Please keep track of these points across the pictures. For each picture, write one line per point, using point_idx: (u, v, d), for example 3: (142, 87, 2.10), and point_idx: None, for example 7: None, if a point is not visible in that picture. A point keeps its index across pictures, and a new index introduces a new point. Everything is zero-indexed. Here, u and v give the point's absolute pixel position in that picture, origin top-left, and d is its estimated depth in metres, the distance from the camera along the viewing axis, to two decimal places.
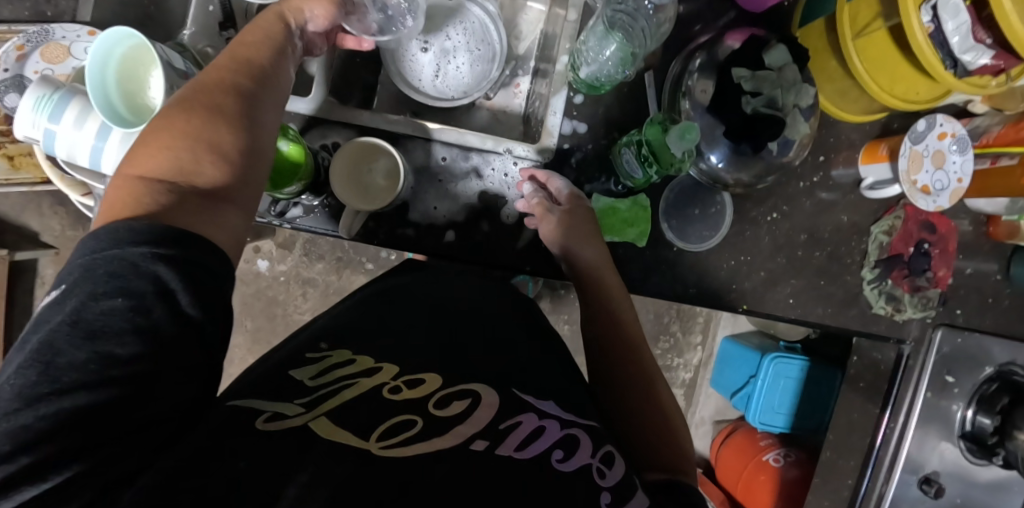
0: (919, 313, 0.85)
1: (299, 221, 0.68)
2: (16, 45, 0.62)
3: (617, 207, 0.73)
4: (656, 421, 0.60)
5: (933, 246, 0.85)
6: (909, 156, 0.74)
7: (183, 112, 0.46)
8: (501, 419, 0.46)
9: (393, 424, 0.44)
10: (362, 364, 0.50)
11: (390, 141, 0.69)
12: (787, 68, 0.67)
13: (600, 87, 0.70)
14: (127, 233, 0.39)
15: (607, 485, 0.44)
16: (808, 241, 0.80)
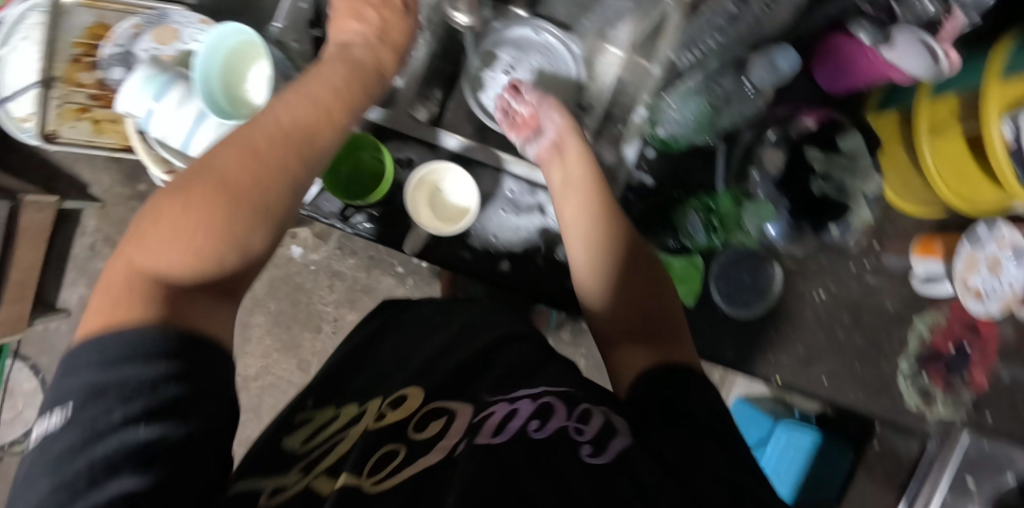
0: (949, 412, 0.84)
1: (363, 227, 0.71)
2: (134, 25, 0.74)
3: (671, 263, 0.76)
4: (647, 314, 0.59)
5: (973, 348, 0.84)
6: (964, 259, 0.74)
7: (197, 193, 0.46)
8: (474, 415, 0.52)
9: (375, 461, 0.48)
10: (345, 416, 0.57)
11: (463, 163, 0.72)
12: (861, 155, 0.69)
13: (673, 144, 0.75)
14: (138, 347, 0.39)
15: (585, 438, 0.47)
16: (850, 324, 0.80)
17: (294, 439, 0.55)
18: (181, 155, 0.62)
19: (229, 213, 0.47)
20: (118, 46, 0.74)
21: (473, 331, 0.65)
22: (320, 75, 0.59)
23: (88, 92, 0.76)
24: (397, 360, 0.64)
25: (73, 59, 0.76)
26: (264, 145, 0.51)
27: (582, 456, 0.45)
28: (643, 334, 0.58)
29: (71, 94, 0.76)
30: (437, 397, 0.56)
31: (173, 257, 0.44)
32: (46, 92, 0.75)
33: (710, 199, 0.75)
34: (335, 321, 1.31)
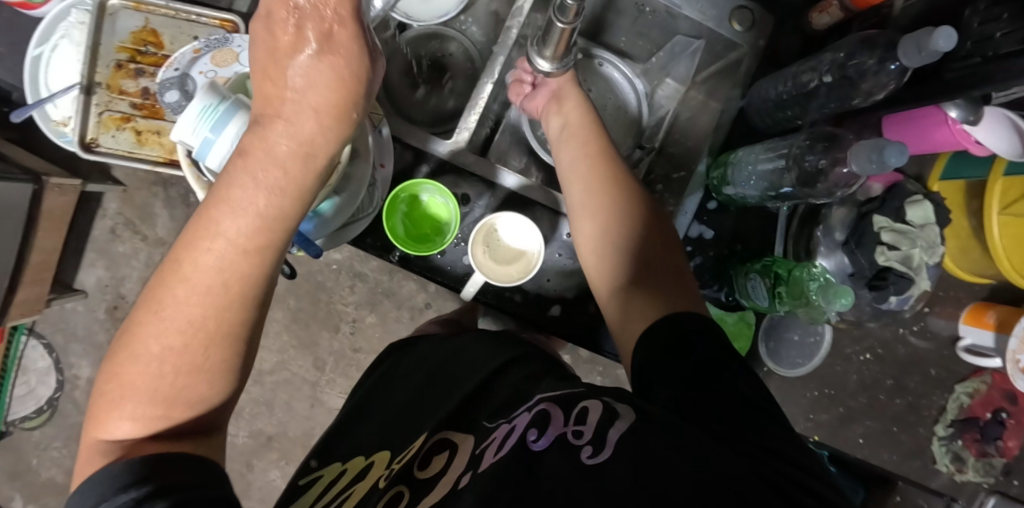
0: (979, 477, 0.84)
1: (416, 263, 0.70)
2: (194, 49, 0.67)
3: (723, 318, 0.74)
4: (640, 246, 0.56)
5: (1011, 416, 0.83)
6: (1020, 336, 0.73)
7: (143, 342, 0.44)
8: (478, 445, 0.50)
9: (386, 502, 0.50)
10: (353, 469, 0.59)
11: (523, 205, 0.70)
12: (929, 228, 0.68)
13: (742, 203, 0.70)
14: (112, 484, 0.40)
15: (585, 441, 0.42)
16: (893, 388, 0.80)
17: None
18: None
19: (176, 377, 0.44)
20: (174, 70, 0.67)
21: (464, 367, 0.65)
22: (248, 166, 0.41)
23: (131, 101, 0.75)
24: (394, 409, 0.64)
25: (116, 64, 0.75)
26: (179, 295, 0.43)
27: (582, 459, 0.41)
28: (640, 264, 0.55)
29: (113, 101, 0.74)
30: (444, 430, 0.56)
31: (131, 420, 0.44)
32: (87, 97, 0.74)
33: (778, 269, 0.66)
34: (355, 322, 1.13)
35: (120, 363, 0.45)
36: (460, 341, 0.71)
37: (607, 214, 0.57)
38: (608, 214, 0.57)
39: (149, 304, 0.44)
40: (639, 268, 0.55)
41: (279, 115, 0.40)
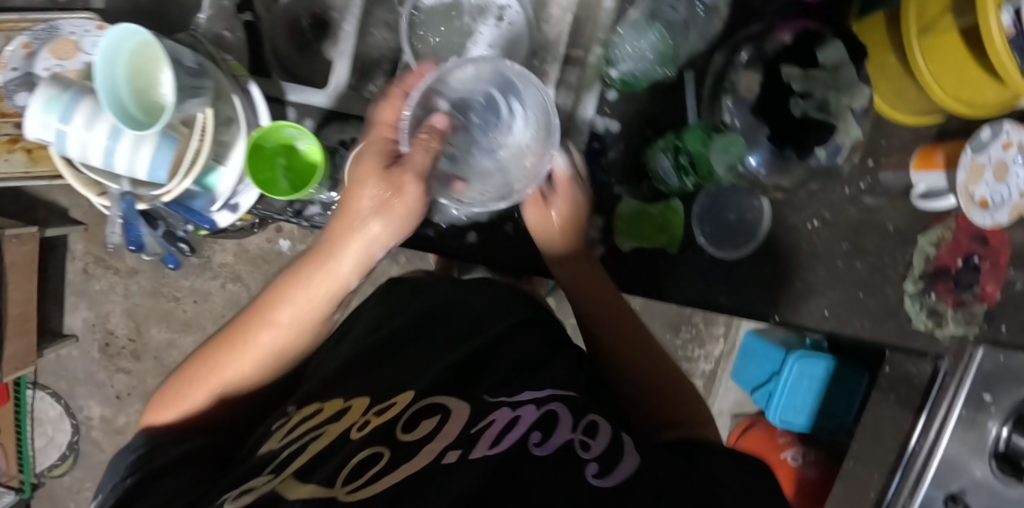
0: (962, 329, 0.81)
1: (316, 217, 0.72)
2: (26, 46, 0.77)
3: (648, 211, 0.75)
4: (628, 353, 0.73)
5: (983, 260, 0.80)
6: (968, 167, 0.69)
7: (215, 350, 0.65)
8: (471, 424, 0.54)
9: (362, 458, 0.51)
10: (327, 411, 0.60)
11: None
12: (844, 68, 0.66)
13: (635, 84, 0.74)
14: (178, 426, 0.63)
15: (592, 456, 0.51)
16: (849, 251, 0.77)
17: (271, 441, 0.58)
18: (110, 176, 0.65)
19: (233, 394, 0.65)
20: (17, 71, 0.77)
21: (468, 332, 0.70)
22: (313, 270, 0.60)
23: (11, 122, 0.80)
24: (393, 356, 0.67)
25: None
26: (251, 344, 0.63)
27: (587, 475, 0.49)
28: (629, 339, 0.74)
29: None
30: (431, 393, 0.58)
31: (193, 404, 0.64)
32: None
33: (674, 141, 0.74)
34: None
35: (207, 358, 0.65)
36: (466, 295, 0.77)
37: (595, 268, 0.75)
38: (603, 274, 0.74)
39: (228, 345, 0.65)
40: (626, 361, 0.73)
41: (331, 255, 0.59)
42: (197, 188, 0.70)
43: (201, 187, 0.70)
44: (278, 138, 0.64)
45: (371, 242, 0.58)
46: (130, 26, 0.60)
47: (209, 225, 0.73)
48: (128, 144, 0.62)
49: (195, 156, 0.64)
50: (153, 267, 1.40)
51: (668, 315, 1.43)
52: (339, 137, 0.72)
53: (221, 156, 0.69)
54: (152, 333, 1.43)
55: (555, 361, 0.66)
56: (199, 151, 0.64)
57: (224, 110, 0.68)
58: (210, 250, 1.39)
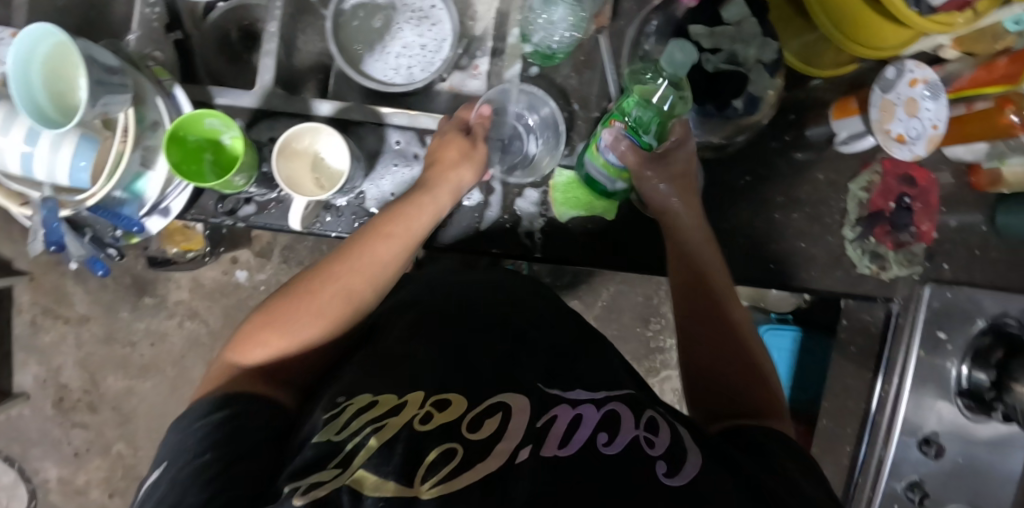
0: (906, 270, 0.82)
1: (253, 218, 0.72)
2: None
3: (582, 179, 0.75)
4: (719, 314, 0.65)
5: (914, 200, 0.83)
6: (880, 106, 0.72)
7: (299, 298, 0.59)
8: (536, 418, 0.49)
9: (439, 455, 0.45)
10: (384, 404, 0.48)
11: (340, 125, 0.74)
12: (746, 21, 0.69)
13: (553, 56, 0.76)
14: (247, 396, 0.53)
15: (658, 454, 0.47)
16: (785, 204, 0.80)
17: (327, 422, 0.47)
18: (32, 183, 0.65)
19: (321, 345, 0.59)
20: None
21: (519, 312, 0.65)
22: (406, 212, 0.65)
23: None
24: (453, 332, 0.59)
25: None
26: (347, 280, 0.60)
27: (659, 474, 0.46)
28: (699, 318, 0.66)
29: None
30: (493, 392, 0.51)
31: (268, 355, 0.57)
32: None
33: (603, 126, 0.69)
34: None
35: (283, 300, 0.59)
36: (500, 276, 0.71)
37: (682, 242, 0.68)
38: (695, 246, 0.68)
39: (328, 281, 0.60)
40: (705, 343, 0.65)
41: (422, 197, 0.66)
42: (124, 195, 0.70)
43: (128, 194, 0.70)
44: (201, 131, 0.66)
45: (458, 188, 0.69)
46: (45, 26, 0.59)
47: (139, 230, 0.71)
48: (48, 145, 0.63)
49: (117, 158, 0.64)
50: (105, 312, 1.34)
51: (636, 306, 1.36)
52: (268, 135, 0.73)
53: (150, 162, 0.70)
54: (107, 383, 1.35)
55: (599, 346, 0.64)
56: (122, 153, 0.64)
57: (148, 114, 0.68)
58: (165, 288, 1.33)
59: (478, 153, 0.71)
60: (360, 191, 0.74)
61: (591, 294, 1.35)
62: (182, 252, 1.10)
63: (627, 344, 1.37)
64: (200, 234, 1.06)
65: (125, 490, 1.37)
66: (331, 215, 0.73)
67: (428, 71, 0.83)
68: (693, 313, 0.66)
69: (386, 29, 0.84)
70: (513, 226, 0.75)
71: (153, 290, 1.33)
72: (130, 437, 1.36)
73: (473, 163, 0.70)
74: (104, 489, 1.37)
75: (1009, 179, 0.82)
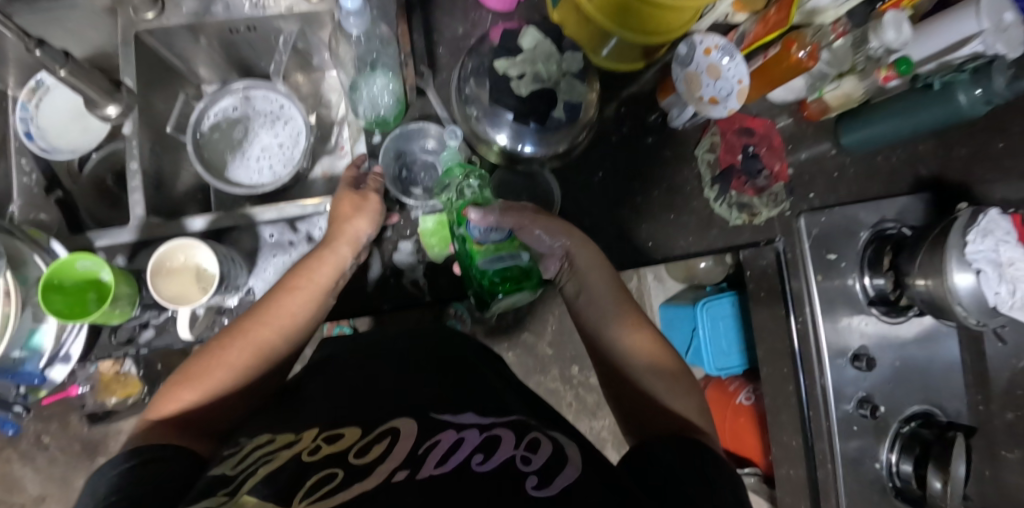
0: (774, 209, 0.89)
1: (154, 341, 0.78)
2: None
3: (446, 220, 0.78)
4: (627, 352, 0.67)
5: (758, 147, 0.89)
6: (684, 79, 0.80)
7: (222, 349, 0.65)
8: (418, 444, 0.46)
9: (317, 480, 0.44)
10: (281, 440, 0.50)
11: (216, 236, 0.80)
12: (541, 45, 0.78)
13: (386, 121, 0.80)
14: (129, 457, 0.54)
15: (531, 469, 0.43)
16: (642, 186, 0.87)
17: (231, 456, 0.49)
18: None
19: (227, 396, 0.64)
20: None
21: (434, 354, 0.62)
22: (313, 267, 0.69)
23: None
24: (358, 390, 0.55)
25: None
26: (262, 332, 0.66)
27: (528, 489, 0.42)
28: (606, 357, 0.68)
29: None
30: (381, 421, 0.49)
31: (187, 402, 0.63)
32: None
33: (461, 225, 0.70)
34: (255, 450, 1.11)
35: (200, 358, 0.66)
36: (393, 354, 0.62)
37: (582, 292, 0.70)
38: (592, 287, 0.70)
39: (239, 337, 0.66)
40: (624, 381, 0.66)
41: (329, 247, 0.70)
42: (23, 352, 0.75)
43: (27, 350, 0.76)
44: (77, 275, 0.73)
45: (356, 240, 0.71)
46: None
47: (41, 381, 0.77)
48: None
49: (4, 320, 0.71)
50: (60, 486, 1.16)
51: None
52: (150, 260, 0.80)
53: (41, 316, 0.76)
54: None
55: (494, 372, 0.63)
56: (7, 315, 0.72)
57: (31, 272, 0.76)
58: None
59: (375, 202, 0.73)
60: (248, 288, 0.80)
61: (539, 323, 1.38)
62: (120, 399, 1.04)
63: (589, 357, 1.39)
64: (135, 376, 1.02)
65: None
66: (227, 317, 0.79)
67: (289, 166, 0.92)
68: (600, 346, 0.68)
69: (246, 136, 0.94)
70: (397, 279, 0.78)
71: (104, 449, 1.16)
72: None
73: (370, 217, 0.73)
74: None
75: (833, 103, 0.89)
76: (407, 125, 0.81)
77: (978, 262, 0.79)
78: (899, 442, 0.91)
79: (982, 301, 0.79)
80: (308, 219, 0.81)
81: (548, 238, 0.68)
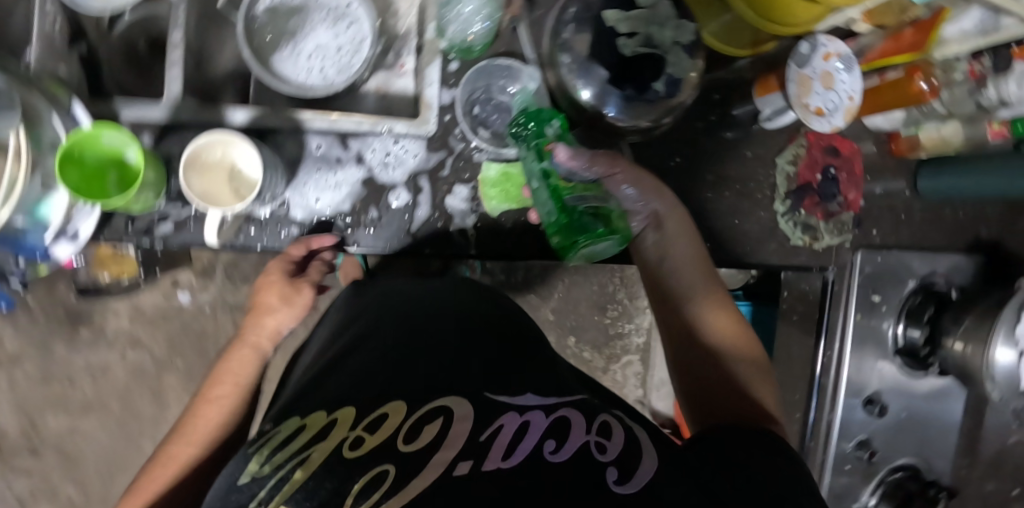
0: (836, 238, 0.86)
1: (170, 237, 0.71)
2: None
3: (511, 172, 0.73)
4: (707, 328, 0.66)
5: (840, 170, 0.85)
6: (797, 81, 0.73)
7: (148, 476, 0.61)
8: (479, 430, 0.44)
9: (367, 481, 0.41)
10: (313, 426, 0.46)
11: (259, 134, 0.73)
12: (659, 5, 0.71)
13: (472, 49, 0.73)
14: None
15: (609, 460, 0.43)
16: (714, 182, 0.82)
17: (254, 461, 0.44)
18: None
19: None
20: None
21: (475, 314, 0.60)
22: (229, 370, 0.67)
23: None
24: (408, 347, 0.53)
25: None
26: (177, 450, 0.63)
27: (609, 483, 0.41)
28: (680, 325, 0.66)
29: None
30: (429, 398, 0.47)
31: None
32: None
33: (544, 161, 0.66)
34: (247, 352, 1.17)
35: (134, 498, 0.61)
36: (445, 310, 0.59)
37: (667, 261, 0.67)
38: (682, 256, 0.67)
39: (160, 462, 0.62)
40: (698, 354, 0.65)
41: (244, 344, 0.69)
42: (26, 221, 0.66)
43: (31, 220, 0.67)
44: (102, 150, 0.65)
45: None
46: None
47: (43, 256, 0.69)
48: None
49: (10, 185, 0.62)
50: (38, 350, 1.15)
51: (592, 295, 1.37)
52: (181, 147, 0.73)
53: (52, 185, 0.67)
54: None
55: (538, 345, 0.60)
56: (15, 179, 0.63)
57: (46, 134, 0.67)
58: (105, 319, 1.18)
59: (304, 300, 0.71)
60: (283, 200, 0.72)
61: (546, 288, 1.35)
62: (115, 278, 1.08)
63: (587, 333, 1.38)
64: (133, 258, 1.05)
65: None
66: (256, 227, 0.71)
67: (344, 73, 0.84)
68: (671, 309, 0.67)
69: (304, 26, 0.85)
70: (445, 226, 0.73)
71: (89, 320, 1.17)
72: (82, 481, 1.19)
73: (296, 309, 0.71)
74: None
75: (925, 145, 0.85)
76: (496, 61, 0.75)
77: None
78: (882, 488, 0.92)
79: (1015, 381, 0.80)
80: (362, 137, 0.73)
81: (636, 195, 0.66)
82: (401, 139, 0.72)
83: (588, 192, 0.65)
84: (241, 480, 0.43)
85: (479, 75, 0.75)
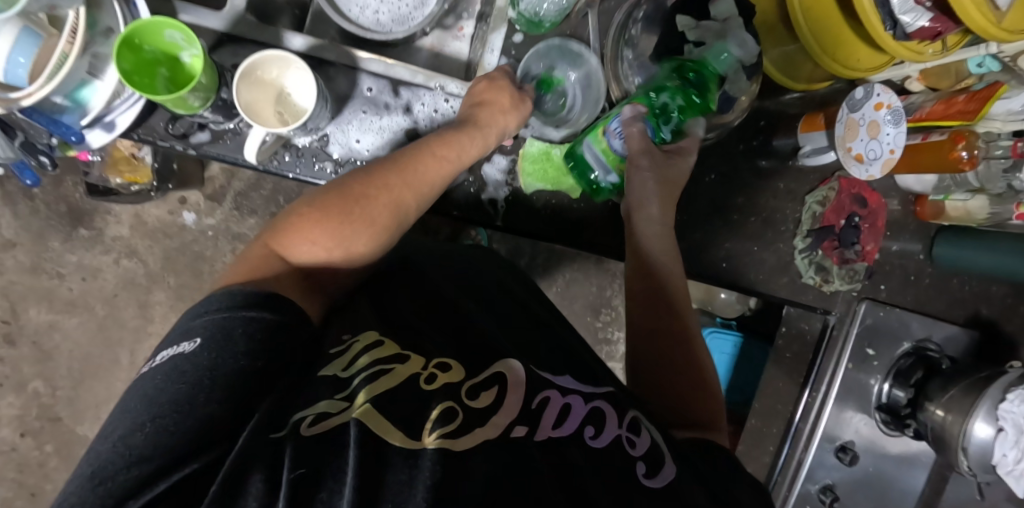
0: (846, 285, 0.87)
1: (206, 147, 0.71)
2: None
3: (551, 152, 0.75)
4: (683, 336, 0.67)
5: (863, 220, 0.86)
6: (845, 122, 0.75)
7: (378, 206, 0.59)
8: (531, 398, 0.49)
9: (439, 415, 0.45)
10: (390, 349, 0.52)
11: (314, 62, 0.72)
12: (731, 19, 0.69)
13: (540, 24, 0.74)
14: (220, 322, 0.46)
15: (639, 455, 0.49)
16: (744, 206, 0.84)
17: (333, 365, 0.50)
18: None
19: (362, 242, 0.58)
20: None
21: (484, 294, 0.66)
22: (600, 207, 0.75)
23: None
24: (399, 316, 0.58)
25: None
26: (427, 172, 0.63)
27: (639, 476, 0.48)
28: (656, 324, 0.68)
29: None
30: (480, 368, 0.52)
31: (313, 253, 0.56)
32: None
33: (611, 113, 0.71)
34: None
35: (363, 200, 0.58)
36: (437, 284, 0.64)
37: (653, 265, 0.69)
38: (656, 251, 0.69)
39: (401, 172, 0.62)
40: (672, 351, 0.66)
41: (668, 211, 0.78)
42: (66, 102, 0.65)
43: (72, 101, 0.65)
44: (159, 43, 0.65)
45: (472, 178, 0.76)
46: None
47: (77, 140, 0.66)
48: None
49: (60, 59, 0.60)
50: (34, 240, 1.15)
51: (589, 297, 1.37)
52: (232, 61, 0.72)
53: (99, 71, 0.66)
54: None
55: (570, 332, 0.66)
56: (66, 55, 0.60)
57: (102, 20, 0.65)
58: (104, 222, 1.17)
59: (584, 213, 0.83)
60: (324, 134, 0.72)
61: (547, 280, 1.34)
62: (126, 183, 1.05)
63: None
64: (148, 166, 1.03)
65: (40, 431, 1.18)
66: (292, 155, 0.71)
67: (404, 24, 0.85)
68: (644, 307, 0.68)
69: None
70: (477, 192, 0.74)
71: (90, 220, 1.16)
72: (49, 376, 1.18)
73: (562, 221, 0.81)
74: (14, 427, 1.18)
75: (950, 213, 0.87)
76: (568, 42, 0.75)
77: (1004, 420, 0.78)
78: None
79: (986, 456, 0.80)
80: (414, 88, 0.73)
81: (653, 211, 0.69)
82: (452, 98, 0.74)
83: (604, 157, 0.70)
84: (326, 371, 0.50)
85: (542, 55, 0.76)
